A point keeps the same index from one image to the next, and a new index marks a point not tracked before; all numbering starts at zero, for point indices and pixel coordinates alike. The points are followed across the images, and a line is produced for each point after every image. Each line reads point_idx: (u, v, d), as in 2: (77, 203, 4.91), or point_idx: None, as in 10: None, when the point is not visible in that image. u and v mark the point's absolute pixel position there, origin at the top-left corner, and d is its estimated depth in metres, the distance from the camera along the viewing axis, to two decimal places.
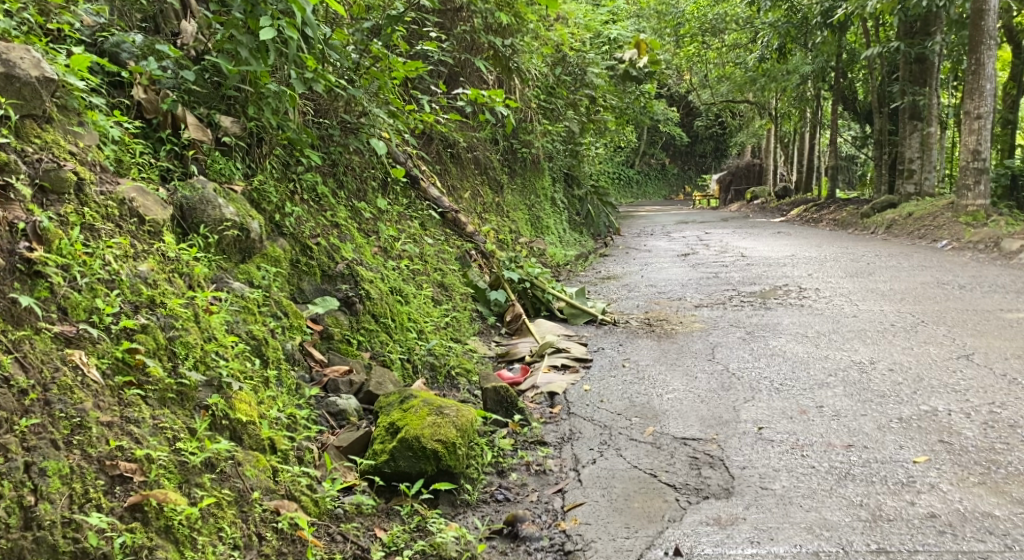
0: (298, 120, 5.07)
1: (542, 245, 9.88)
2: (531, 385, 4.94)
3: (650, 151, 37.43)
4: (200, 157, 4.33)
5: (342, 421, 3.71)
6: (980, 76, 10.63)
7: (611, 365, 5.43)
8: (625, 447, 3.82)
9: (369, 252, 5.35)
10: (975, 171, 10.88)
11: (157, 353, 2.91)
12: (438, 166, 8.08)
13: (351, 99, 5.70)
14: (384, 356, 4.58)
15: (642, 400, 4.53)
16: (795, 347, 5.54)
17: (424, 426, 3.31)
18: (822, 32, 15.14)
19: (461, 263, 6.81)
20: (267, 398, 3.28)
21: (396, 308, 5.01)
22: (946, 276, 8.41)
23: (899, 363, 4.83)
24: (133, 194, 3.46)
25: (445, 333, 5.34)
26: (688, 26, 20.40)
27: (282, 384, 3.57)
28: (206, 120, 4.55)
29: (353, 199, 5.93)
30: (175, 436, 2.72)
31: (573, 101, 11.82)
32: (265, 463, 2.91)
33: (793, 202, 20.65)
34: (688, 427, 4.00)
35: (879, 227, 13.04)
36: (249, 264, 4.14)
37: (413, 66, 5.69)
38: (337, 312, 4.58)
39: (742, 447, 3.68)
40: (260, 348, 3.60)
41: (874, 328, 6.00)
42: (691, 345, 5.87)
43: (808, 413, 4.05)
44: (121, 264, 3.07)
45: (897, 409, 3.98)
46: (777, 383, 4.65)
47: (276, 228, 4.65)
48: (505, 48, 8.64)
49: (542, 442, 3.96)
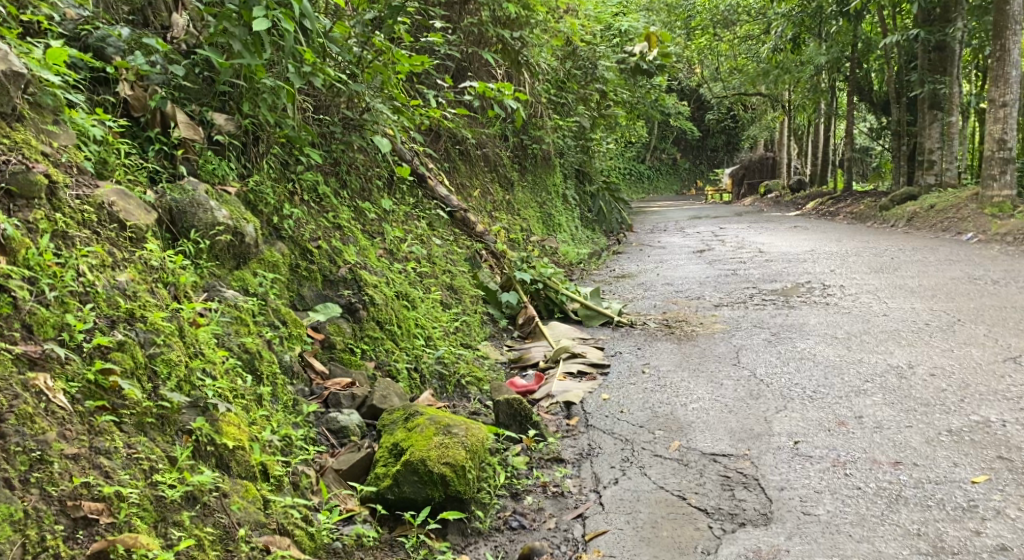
0: (297, 117, 4.78)
1: (553, 243, 9.58)
2: (545, 394, 4.67)
3: (660, 146, 37.06)
4: (192, 159, 4.04)
5: (343, 439, 3.44)
6: (1005, 62, 10.27)
7: (629, 371, 5.13)
8: (649, 465, 3.52)
9: (373, 255, 5.07)
10: (1001, 161, 10.53)
11: (134, 373, 2.63)
12: (446, 164, 7.82)
13: (352, 95, 5.43)
14: (390, 365, 4.31)
15: (665, 411, 4.24)
16: (825, 350, 5.23)
17: (429, 447, 3.06)
18: (838, 21, 14.77)
19: (470, 264, 6.53)
20: (260, 419, 3.00)
21: (402, 314, 4.72)
22: (977, 270, 8.08)
23: (941, 369, 4.56)
24: (113, 198, 3.19)
25: (454, 339, 5.06)
26: (699, 18, 19.75)
27: (278, 401, 3.30)
28: (197, 118, 4.26)
29: (357, 199, 5.67)
30: (153, 468, 2.46)
31: (584, 96, 11.53)
32: (254, 493, 2.64)
33: (807, 196, 20.29)
34: (717, 442, 3.70)
35: (899, 220, 12.68)
36: (244, 270, 3.87)
37: (417, 59, 5.41)
38: (339, 319, 4.31)
39: (778, 464, 3.39)
40: (253, 362, 3.31)
41: (908, 328, 5.69)
42: (714, 348, 5.56)
43: (847, 425, 3.77)
44: (96, 275, 2.79)
45: (944, 422, 3.70)
46: (810, 391, 4.35)
47: (274, 232, 4.38)
48: (514, 41, 8.36)
49: (559, 460, 3.67)
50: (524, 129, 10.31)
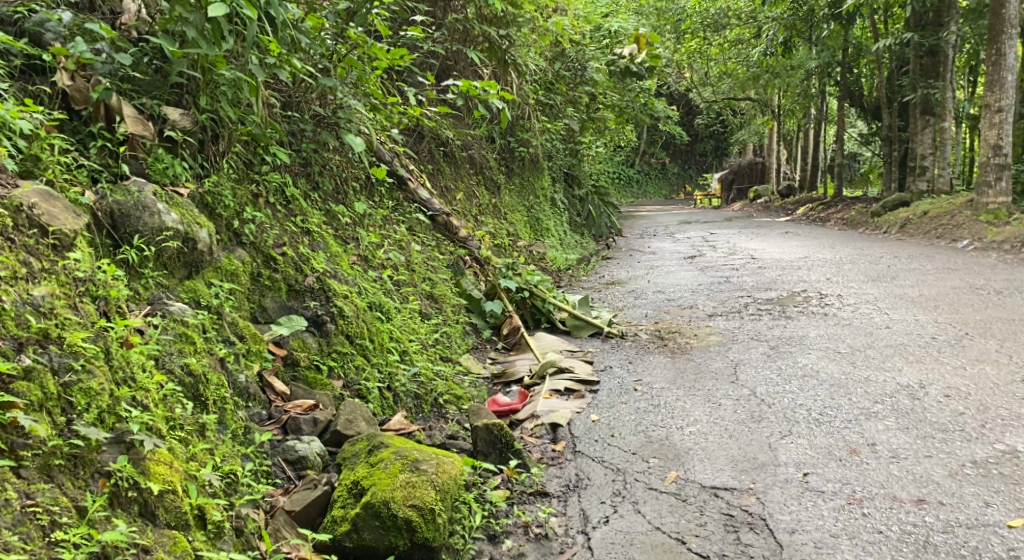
0: (263, 113, 4.37)
1: (541, 249, 9.23)
2: (530, 414, 4.30)
3: (650, 151, 36.78)
4: (140, 156, 3.64)
5: (301, 471, 3.07)
6: (1001, 67, 9.97)
7: (621, 388, 4.75)
8: (644, 501, 3.19)
9: (346, 262, 4.68)
10: (996, 167, 10.23)
11: (42, 406, 2.28)
12: (430, 166, 7.48)
13: (324, 90, 5.03)
14: (360, 385, 3.94)
15: (659, 435, 3.88)
16: (829, 366, 4.87)
17: (394, 487, 2.71)
18: (830, 25, 14.47)
19: (452, 271, 6.16)
20: (203, 454, 2.61)
21: (375, 327, 4.35)
22: (977, 280, 7.77)
23: (955, 388, 4.23)
24: (34, 199, 2.82)
25: (433, 353, 4.69)
26: (688, 22, 19.45)
27: (226, 429, 2.92)
28: (148, 112, 3.85)
29: (330, 201, 5.28)
30: (54, 522, 2.12)
31: (572, 98, 11.17)
32: (184, 547, 2.29)
33: (797, 201, 19.98)
34: (718, 473, 3.36)
35: (892, 226, 12.37)
36: (196, 280, 3.50)
37: (397, 53, 5.07)
38: (304, 333, 3.94)
39: (786, 501, 3.09)
40: (198, 387, 2.92)
41: (915, 342, 5.35)
42: (710, 363, 5.20)
43: (860, 454, 3.43)
44: (4, 289, 2.42)
45: (967, 452, 3.38)
46: (816, 413, 4.00)
47: (234, 238, 4.01)
48: (501, 39, 8.00)
49: (544, 494, 3.32)
50: (511, 131, 9.95)
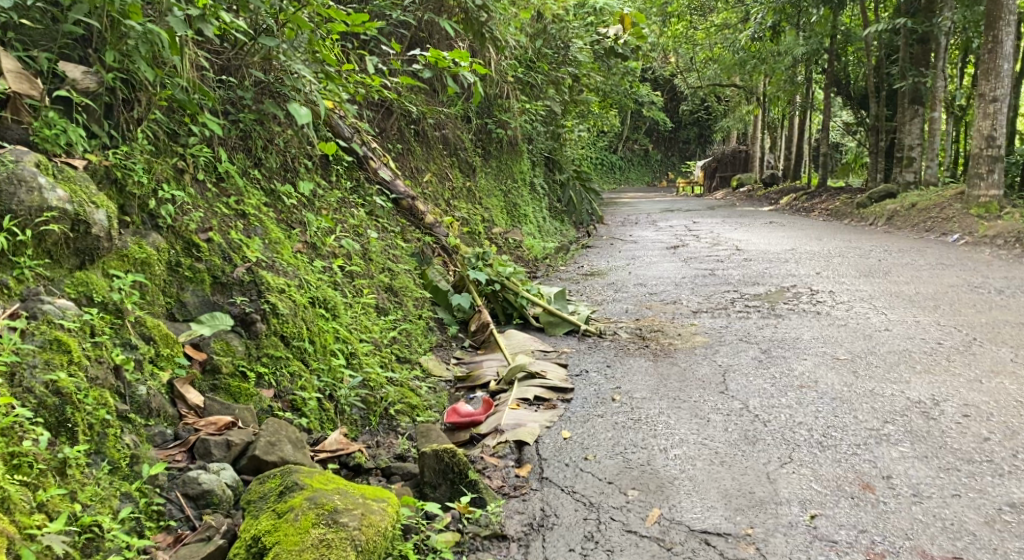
0: (190, 75, 3.74)
1: (517, 236, 8.67)
2: (492, 427, 3.75)
3: (633, 136, 36.23)
4: (24, 121, 3.10)
5: (203, 508, 2.53)
6: (996, 54, 9.39)
7: (596, 399, 4.19)
8: (621, 550, 2.70)
9: (288, 250, 4.06)
10: (989, 159, 9.73)
11: None
12: (399, 145, 6.92)
13: (267, 54, 4.39)
14: (294, 395, 3.34)
15: (640, 459, 3.34)
16: (828, 376, 4.34)
17: (302, 548, 2.32)
18: (820, 10, 13.87)
19: (417, 261, 5.57)
20: (55, 501, 2.23)
21: (319, 326, 3.74)
22: (974, 277, 7.29)
23: (974, 408, 3.72)
24: None
25: (387, 355, 4.11)
26: (675, 4, 18.59)
27: (102, 462, 2.42)
28: (40, 68, 3.28)
29: (275, 180, 4.68)
30: None
31: (555, 79, 10.43)
32: None
33: (782, 190, 19.50)
34: (709, 512, 2.86)
35: (878, 218, 11.90)
36: (91, 271, 2.93)
37: (356, 17, 4.37)
38: (229, 335, 3.34)
39: (792, 554, 2.62)
40: (64, 411, 2.40)
41: (920, 349, 4.83)
42: (696, 368, 4.65)
43: (877, 489, 2.93)
44: None
45: (1001, 492, 2.88)
46: (819, 434, 3.47)
47: (149, 220, 3.42)
48: (477, 9, 7.33)
49: (502, 538, 2.81)
50: (488, 111, 9.32)
